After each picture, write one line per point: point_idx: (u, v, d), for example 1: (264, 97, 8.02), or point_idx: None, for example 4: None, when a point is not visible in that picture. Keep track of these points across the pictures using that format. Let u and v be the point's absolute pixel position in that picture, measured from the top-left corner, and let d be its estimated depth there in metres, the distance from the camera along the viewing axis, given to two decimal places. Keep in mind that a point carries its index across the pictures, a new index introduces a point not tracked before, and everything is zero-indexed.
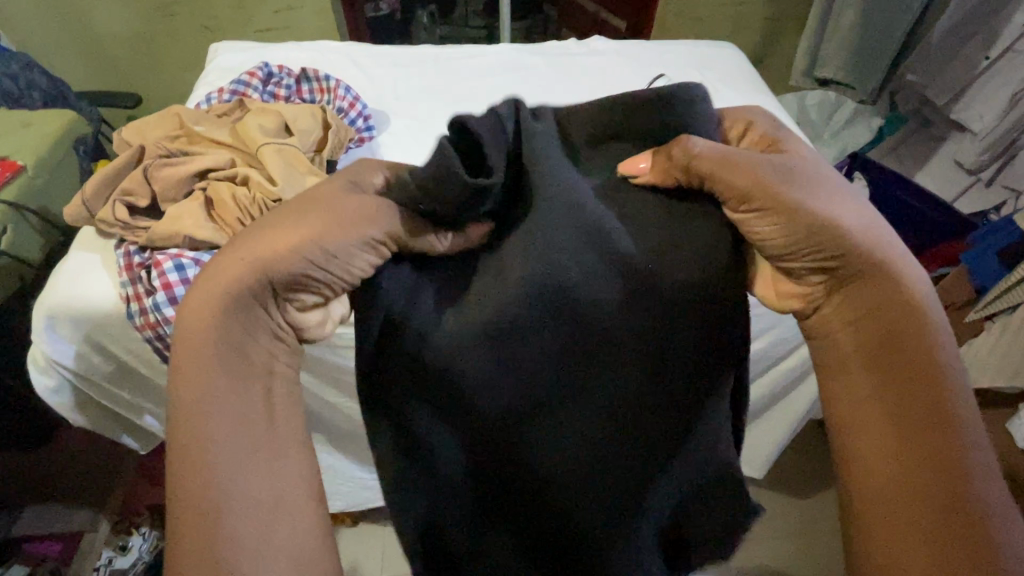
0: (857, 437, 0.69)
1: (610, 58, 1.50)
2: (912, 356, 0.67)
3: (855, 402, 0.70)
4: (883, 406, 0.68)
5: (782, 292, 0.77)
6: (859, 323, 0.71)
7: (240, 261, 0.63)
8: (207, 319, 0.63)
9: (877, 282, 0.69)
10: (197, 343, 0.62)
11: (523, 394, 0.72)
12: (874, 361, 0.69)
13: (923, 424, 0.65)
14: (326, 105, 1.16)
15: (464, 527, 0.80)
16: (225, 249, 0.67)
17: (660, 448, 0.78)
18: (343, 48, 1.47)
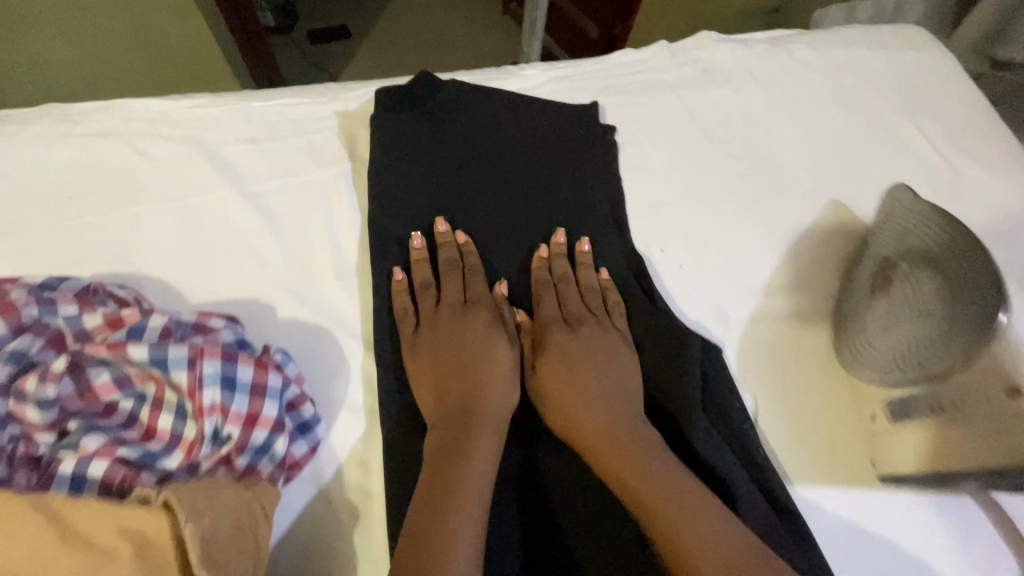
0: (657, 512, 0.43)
1: (750, 97, 0.76)
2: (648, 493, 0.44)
3: (637, 455, 0.46)
4: (641, 457, 0.46)
5: (564, 382, 0.51)
6: (573, 380, 0.51)
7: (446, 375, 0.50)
8: (468, 472, 0.44)
9: (657, 470, 0.45)
10: (462, 458, 0.45)
11: (429, 190, 0.61)
12: (612, 417, 0.49)
13: (620, 441, 0.47)
14: (188, 446, 0.42)
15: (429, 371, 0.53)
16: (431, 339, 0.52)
17: (550, 179, 0.64)
18: (186, 125, 0.63)
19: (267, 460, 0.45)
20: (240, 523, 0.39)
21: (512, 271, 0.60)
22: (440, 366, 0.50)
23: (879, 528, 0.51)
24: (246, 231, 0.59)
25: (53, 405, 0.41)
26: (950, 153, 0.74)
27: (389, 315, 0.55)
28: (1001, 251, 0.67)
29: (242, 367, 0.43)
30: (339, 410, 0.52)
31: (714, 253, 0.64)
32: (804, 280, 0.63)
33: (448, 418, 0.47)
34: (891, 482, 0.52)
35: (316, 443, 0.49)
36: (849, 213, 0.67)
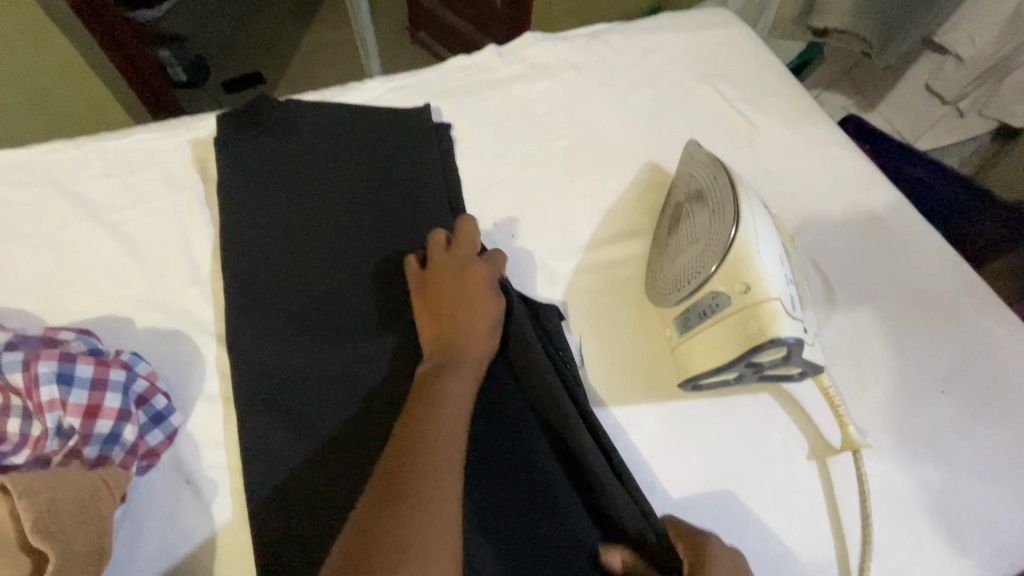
0: None
1: (572, 84, 0.85)
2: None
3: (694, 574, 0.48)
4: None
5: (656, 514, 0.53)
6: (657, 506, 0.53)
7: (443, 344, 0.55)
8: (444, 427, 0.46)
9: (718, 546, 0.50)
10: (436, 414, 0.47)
11: (272, 194, 0.68)
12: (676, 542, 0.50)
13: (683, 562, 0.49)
14: (34, 442, 0.46)
15: (269, 349, 0.59)
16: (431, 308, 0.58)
17: (384, 172, 0.71)
18: (44, 168, 0.68)
19: (118, 448, 0.49)
20: (80, 498, 0.44)
21: (354, 255, 0.65)
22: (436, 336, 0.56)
23: (693, 428, 0.60)
24: (105, 257, 0.64)
25: None
26: (746, 111, 0.85)
27: (240, 311, 0.60)
28: (791, 187, 0.78)
29: (80, 365, 0.48)
30: (197, 399, 0.57)
31: (542, 219, 0.73)
32: (619, 233, 0.72)
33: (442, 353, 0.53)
34: (689, 386, 0.59)
35: (172, 432, 0.53)
36: (659, 172, 0.77)
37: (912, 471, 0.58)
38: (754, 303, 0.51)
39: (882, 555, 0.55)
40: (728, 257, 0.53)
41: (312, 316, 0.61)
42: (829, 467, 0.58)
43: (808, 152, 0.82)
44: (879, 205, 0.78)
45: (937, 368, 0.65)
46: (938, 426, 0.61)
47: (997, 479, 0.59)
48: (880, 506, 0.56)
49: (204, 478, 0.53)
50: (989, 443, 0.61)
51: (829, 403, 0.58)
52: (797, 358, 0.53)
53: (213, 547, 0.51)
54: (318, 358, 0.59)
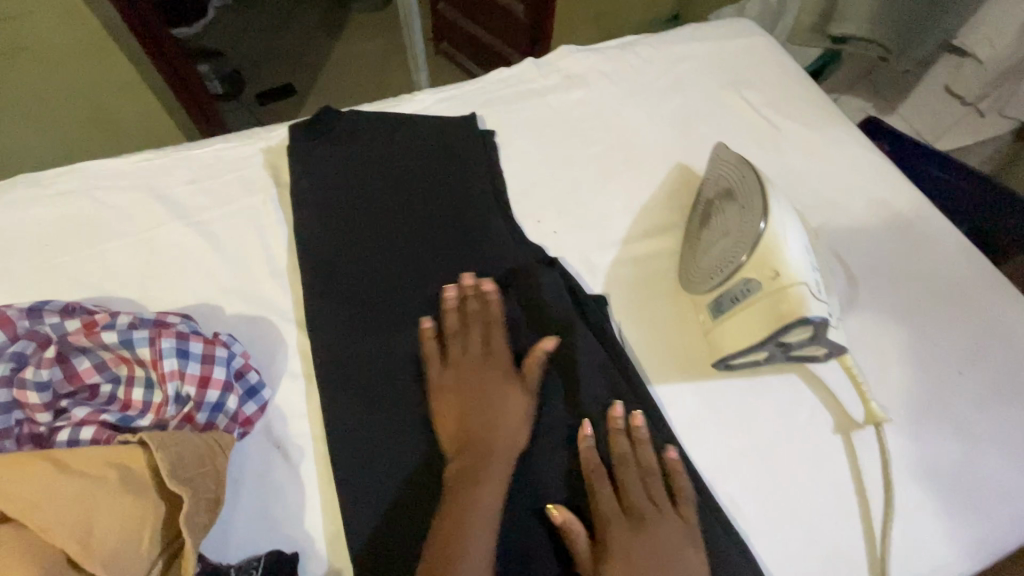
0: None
1: (605, 93, 0.92)
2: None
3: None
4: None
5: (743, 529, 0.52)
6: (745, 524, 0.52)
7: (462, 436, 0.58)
8: (473, 546, 0.51)
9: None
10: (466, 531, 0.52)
11: (339, 196, 0.75)
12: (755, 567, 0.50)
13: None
14: (157, 407, 0.54)
15: (343, 332, 0.66)
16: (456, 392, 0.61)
17: (440, 175, 0.79)
18: (138, 174, 0.77)
19: (222, 416, 0.57)
20: (200, 453, 0.51)
21: (412, 250, 0.72)
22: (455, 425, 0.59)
23: (725, 403, 0.65)
24: (194, 251, 0.72)
25: (48, 390, 0.53)
26: (770, 115, 0.91)
27: (316, 300, 0.68)
28: (815, 186, 0.83)
29: (193, 342, 0.56)
30: (281, 376, 0.64)
31: (580, 218, 0.79)
32: (653, 229, 0.78)
33: (469, 449, 0.57)
34: (722, 365, 0.64)
35: (263, 403, 0.61)
36: (688, 173, 0.83)
37: (931, 444, 0.62)
38: (782, 288, 0.56)
39: (904, 519, 0.58)
40: (758, 247, 0.59)
41: (379, 304, 0.68)
42: (854, 440, 0.62)
43: (830, 154, 0.87)
44: (899, 202, 0.83)
45: (958, 354, 0.70)
46: (956, 404, 0.66)
47: (1011, 452, 0.63)
48: (902, 476, 0.60)
49: (291, 444, 0.60)
50: (1005, 419, 0.65)
51: (853, 381, 0.63)
52: (823, 338, 0.58)
53: (300, 504, 0.58)
54: (386, 341, 0.66)
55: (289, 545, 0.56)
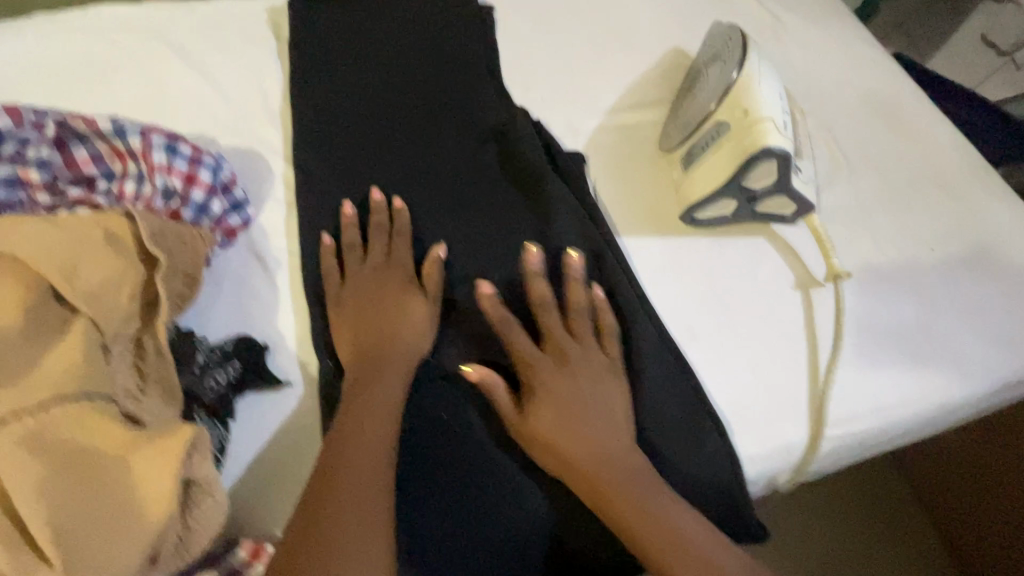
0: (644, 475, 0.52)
1: None
2: (586, 455, 0.52)
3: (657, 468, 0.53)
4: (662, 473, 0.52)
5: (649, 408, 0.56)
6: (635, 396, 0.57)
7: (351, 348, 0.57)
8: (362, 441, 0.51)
9: (579, 418, 0.54)
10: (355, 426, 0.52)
11: (336, 51, 0.78)
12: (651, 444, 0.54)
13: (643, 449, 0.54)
14: (145, 198, 0.58)
15: (327, 166, 0.69)
16: (342, 310, 0.59)
17: (435, 38, 0.80)
18: (146, 19, 0.80)
19: (206, 217, 0.61)
20: (181, 233, 0.55)
21: (400, 101, 0.75)
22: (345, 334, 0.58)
23: (687, 253, 0.67)
24: (194, 89, 0.75)
25: (47, 171, 0.57)
26: (778, 9, 0.89)
27: (304, 136, 0.71)
28: (814, 76, 0.82)
29: (181, 143, 0.59)
30: (267, 201, 0.67)
31: (571, 89, 0.80)
32: (641, 104, 0.79)
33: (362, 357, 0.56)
34: (688, 217, 0.65)
35: (247, 218, 0.64)
36: (684, 56, 0.83)
37: (889, 305, 0.64)
38: (750, 125, 0.57)
39: (849, 364, 0.60)
40: (731, 92, 0.60)
41: (364, 145, 0.71)
42: (812, 296, 0.63)
43: (836, 48, 0.86)
44: (898, 98, 0.82)
45: (930, 233, 0.70)
46: (923, 276, 0.66)
47: (970, 321, 0.64)
48: (851, 327, 0.62)
49: (271, 256, 0.64)
50: (970, 292, 0.66)
51: (819, 241, 0.64)
52: (786, 184, 0.59)
53: (274, 306, 0.61)
54: (366, 176, 0.68)
55: (262, 339, 0.59)
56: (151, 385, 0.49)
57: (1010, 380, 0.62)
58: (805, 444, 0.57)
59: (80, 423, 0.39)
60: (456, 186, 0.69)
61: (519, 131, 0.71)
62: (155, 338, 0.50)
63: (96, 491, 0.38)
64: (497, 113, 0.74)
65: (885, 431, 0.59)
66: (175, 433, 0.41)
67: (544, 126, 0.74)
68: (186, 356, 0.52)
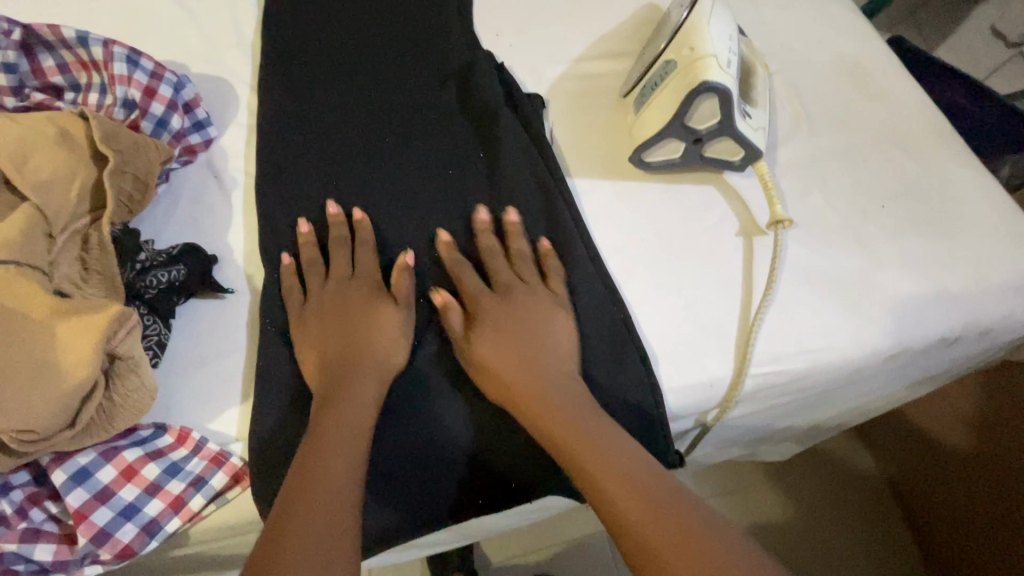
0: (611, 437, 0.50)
1: None
2: (581, 432, 0.50)
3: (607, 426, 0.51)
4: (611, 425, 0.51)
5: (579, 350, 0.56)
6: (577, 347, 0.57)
7: (316, 362, 0.53)
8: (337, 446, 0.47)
9: (530, 356, 0.55)
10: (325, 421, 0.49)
11: None
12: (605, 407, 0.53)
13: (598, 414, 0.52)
14: (107, 108, 0.61)
15: (290, 94, 0.70)
16: (306, 327, 0.55)
17: None
18: None
19: (166, 132, 0.63)
20: (136, 139, 0.57)
21: (367, 36, 0.76)
22: (309, 346, 0.54)
23: (636, 195, 0.68)
24: (169, 18, 0.77)
25: (14, 76, 0.60)
26: None
27: (271, 65, 0.72)
28: (787, 35, 0.82)
29: (142, 57, 0.61)
30: (229, 125, 0.69)
31: (540, 36, 0.80)
32: (608, 54, 0.79)
33: (330, 371, 0.52)
34: (638, 160, 0.66)
35: (208, 139, 0.66)
36: (657, 10, 0.83)
37: (830, 256, 0.64)
38: (693, 63, 0.58)
39: (781, 306, 0.61)
40: (680, 31, 0.60)
41: (328, 77, 0.72)
42: (754, 243, 0.64)
43: (812, 11, 0.85)
44: (869, 61, 0.81)
45: (884, 190, 0.70)
46: (870, 230, 0.67)
47: (912, 275, 0.65)
48: (787, 273, 0.63)
49: (228, 175, 0.66)
50: (916, 248, 0.66)
51: (765, 188, 0.65)
52: (730, 125, 0.60)
53: (227, 221, 0.63)
54: (327, 105, 0.70)
55: (211, 250, 0.61)
56: (94, 272, 0.51)
57: (944, 333, 0.63)
58: (730, 380, 0.58)
59: (12, 289, 0.42)
60: (414, 119, 0.70)
61: (480, 69, 0.72)
62: (101, 233, 0.53)
63: (24, 348, 0.41)
64: (462, 52, 0.75)
65: (813, 374, 0.60)
66: (103, 310, 0.43)
67: (507, 70, 0.75)
68: (127, 252, 0.53)
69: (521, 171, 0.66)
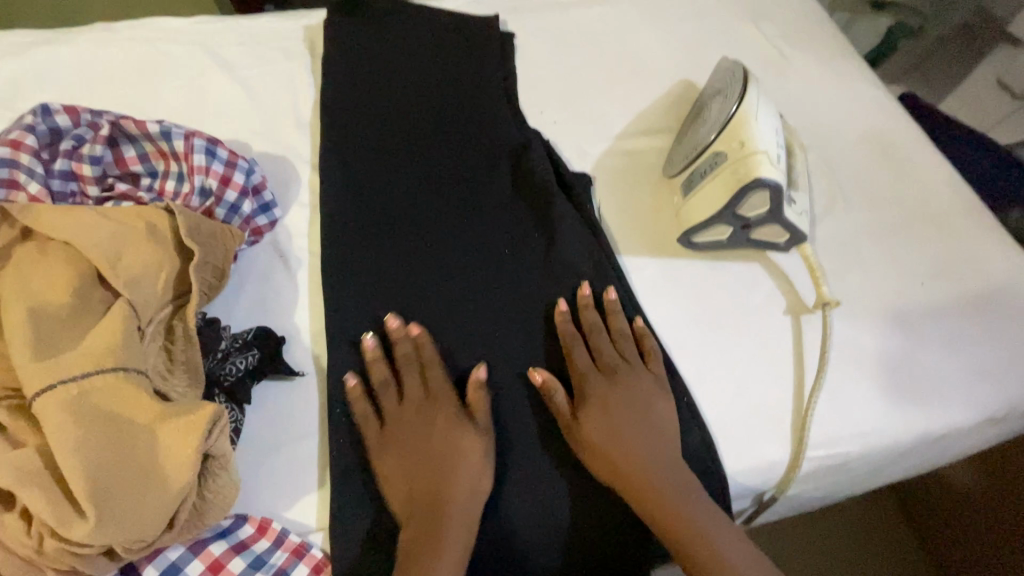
0: (691, 531, 0.53)
1: (627, 9, 0.96)
2: (672, 515, 0.54)
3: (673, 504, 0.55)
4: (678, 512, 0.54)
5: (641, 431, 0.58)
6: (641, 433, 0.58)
7: (403, 485, 0.54)
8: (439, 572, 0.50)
9: (627, 431, 0.57)
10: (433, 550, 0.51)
11: (365, 70, 0.83)
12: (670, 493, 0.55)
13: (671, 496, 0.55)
14: (185, 195, 0.64)
15: (351, 177, 0.74)
16: (392, 450, 0.56)
17: (459, 63, 0.86)
18: (194, 34, 0.86)
19: (237, 217, 0.66)
20: (215, 230, 0.60)
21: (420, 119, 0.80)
22: (401, 463, 0.55)
23: (685, 273, 0.70)
24: (233, 100, 0.81)
25: (98, 167, 0.63)
26: (788, 48, 0.93)
27: (331, 148, 0.76)
28: (817, 114, 0.86)
29: (219, 147, 0.65)
30: (292, 204, 0.72)
31: (583, 114, 0.84)
32: (649, 132, 0.83)
33: (428, 491, 0.54)
34: (686, 241, 0.69)
35: (274, 220, 0.69)
36: (692, 89, 0.87)
37: (875, 335, 0.66)
38: (744, 158, 0.62)
39: (833, 387, 0.63)
40: (729, 125, 0.64)
41: (386, 160, 0.76)
42: (802, 322, 0.67)
43: (840, 88, 0.89)
44: (899, 138, 0.85)
45: (922, 267, 0.72)
46: (912, 307, 0.69)
47: (957, 355, 0.66)
48: (835, 354, 0.65)
49: (292, 255, 0.68)
50: (958, 327, 0.68)
51: (810, 269, 0.67)
52: (778, 214, 0.63)
53: (293, 303, 0.66)
54: (387, 187, 0.74)
55: (280, 332, 0.64)
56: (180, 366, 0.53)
57: (992, 413, 0.64)
58: (787, 462, 0.60)
59: (117, 394, 0.44)
60: (470, 200, 0.73)
61: (530, 150, 0.76)
62: (185, 324, 0.55)
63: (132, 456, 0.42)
64: (512, 133, 0.79)
65: (867, 456, 0.61)
66: (200, 413, 0.45)
67: (553, 148, 0.79)
68: (209, 343, 0.57)
69: (575, 250, 0.69)
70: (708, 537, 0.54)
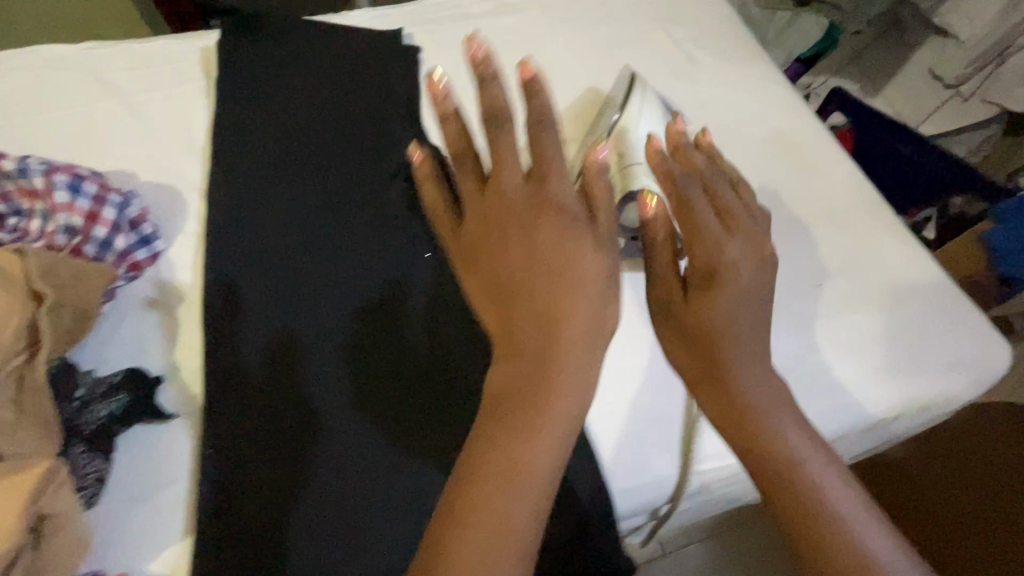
0: (782, 446, 0.44)
1: (536, 19, 0.94)
2: (740, 416, 0.46)
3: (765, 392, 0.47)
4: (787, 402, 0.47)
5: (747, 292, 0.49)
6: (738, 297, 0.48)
7: (501, 314, 0.43)
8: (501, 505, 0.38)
9: (725, 295, 0.47)
10: (513, 473, 0.39)
11: (261, 92, 0.81)
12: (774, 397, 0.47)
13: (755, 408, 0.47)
14: (48, 234, 0.60)
15: (240, 205, 0.71)
16: (488, 260, 0.44)
17: (359, 81, 0.83)
18: (82, 61, 0.83)
19: (110, 253, 0.63)
20: (77, 271, 0.57)
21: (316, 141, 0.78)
22: (491, 287, 0.43)
23: None
24: (121, 130, 0.78)
25: None
26: (696, 54, 0.92)
27: (220, 176, 0.73)
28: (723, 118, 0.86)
29: (86, 182, 0.62)
30: (177, 236, 0.70)
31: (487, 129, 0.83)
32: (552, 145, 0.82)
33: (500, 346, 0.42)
34: None
35: (155, 253, 0.67)
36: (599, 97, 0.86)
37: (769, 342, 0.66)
38: (623, 171, 0.61)
39: None
40: (611, 137, 0.64)
41: (277, 185, 0.74)
42: None
43: (748, 91, 0.89)
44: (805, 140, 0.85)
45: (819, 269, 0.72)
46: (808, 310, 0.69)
47: (849, 356, 0.66)
48: None
49: (173, 290, 0.66)
50: (851, 327, 0.68)
51: None
52: None
53: (172, 340, 0.63)
54: (277, 214, 0.71)
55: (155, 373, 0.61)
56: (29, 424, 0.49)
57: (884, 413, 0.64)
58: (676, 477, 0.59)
59: None
60: (364, 221, 0.71)
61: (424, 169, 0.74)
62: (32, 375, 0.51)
63: None
64: (410, 151, 0.77)
65: None
66: (28, 475, 0.42)
67: None
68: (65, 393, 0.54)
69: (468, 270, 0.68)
70: (801, 438, 0.45)
